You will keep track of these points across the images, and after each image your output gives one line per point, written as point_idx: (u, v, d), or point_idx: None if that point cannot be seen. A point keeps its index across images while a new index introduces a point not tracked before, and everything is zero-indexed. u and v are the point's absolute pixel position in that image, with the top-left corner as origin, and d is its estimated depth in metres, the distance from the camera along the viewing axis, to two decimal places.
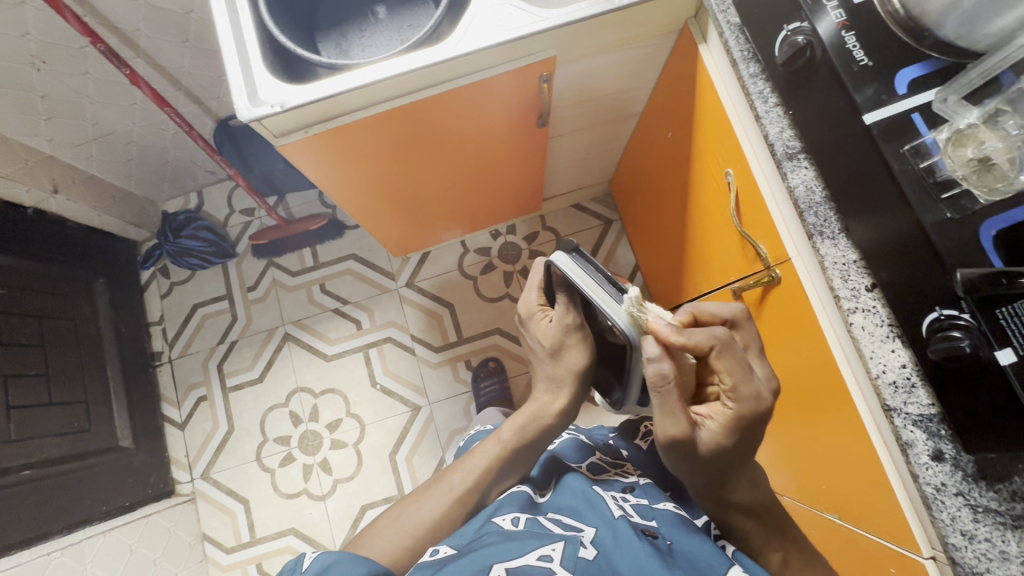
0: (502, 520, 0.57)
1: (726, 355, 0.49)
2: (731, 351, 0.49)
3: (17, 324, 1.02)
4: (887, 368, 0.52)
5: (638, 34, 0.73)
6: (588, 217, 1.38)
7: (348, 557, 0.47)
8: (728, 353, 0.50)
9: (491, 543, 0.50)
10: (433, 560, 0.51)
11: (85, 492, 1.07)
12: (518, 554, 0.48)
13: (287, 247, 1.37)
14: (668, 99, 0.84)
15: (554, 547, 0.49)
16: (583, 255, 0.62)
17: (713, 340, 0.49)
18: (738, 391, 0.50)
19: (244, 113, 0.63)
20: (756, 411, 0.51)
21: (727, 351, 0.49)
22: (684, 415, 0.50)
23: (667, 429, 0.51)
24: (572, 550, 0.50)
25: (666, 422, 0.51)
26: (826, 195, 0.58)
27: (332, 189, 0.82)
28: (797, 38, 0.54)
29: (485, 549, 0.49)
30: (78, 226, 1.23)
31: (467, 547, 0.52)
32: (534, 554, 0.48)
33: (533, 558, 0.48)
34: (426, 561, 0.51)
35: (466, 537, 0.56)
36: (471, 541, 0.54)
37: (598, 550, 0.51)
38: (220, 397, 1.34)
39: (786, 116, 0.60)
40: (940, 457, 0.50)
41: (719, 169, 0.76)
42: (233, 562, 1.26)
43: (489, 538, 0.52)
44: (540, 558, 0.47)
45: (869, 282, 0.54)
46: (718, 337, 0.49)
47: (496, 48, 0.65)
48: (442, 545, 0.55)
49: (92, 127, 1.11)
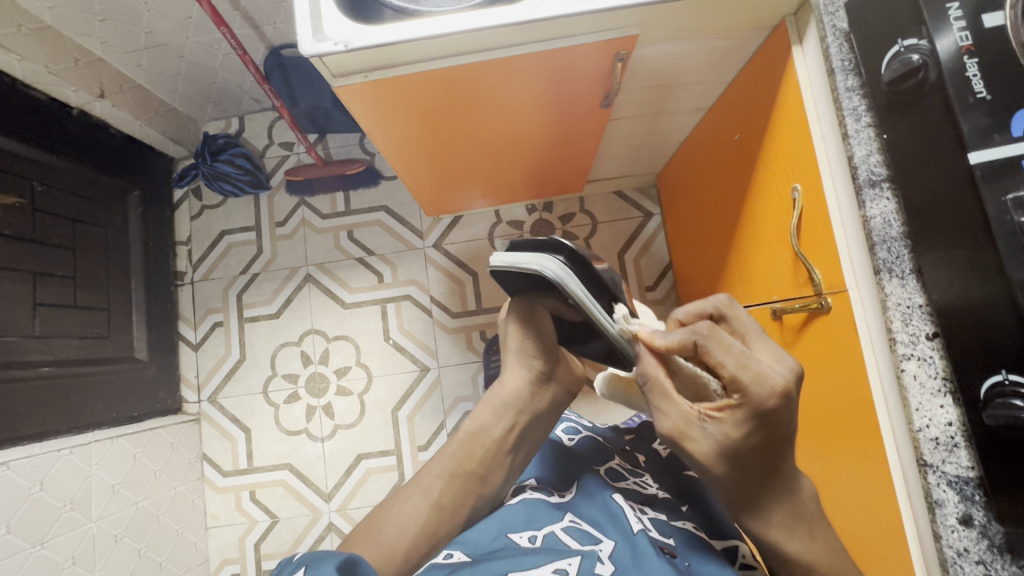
0: (518, 535, 0.57)
1: (713, 343, 0.44)
2: (718, 340, 0.44)
3: (50, 224, 1.03)
4: (931, 424, 0.51)
5: (730, 24, 0.67)
6: (628, 206, 1.34)
7: (329, 551, 0.46)
8: (718, 344, 0.44)
9: (508, 555, 0.52)
10: (447, 562, 0.54)
11: (99, 397, 1.09)
12: (534, 566, 0.49)
13: (321, 188, 1.36)
14: (743, 98, 0.79)
15: (570, 562, 0.50)
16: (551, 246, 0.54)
17: (693, 334, 0.45)
18: (739, 383, 0.43)
19: (306, 47, 0.60)
20: (762, 401, 0.43)
21: (711, 339, 0.44)
22: (677, 409, 0.47)
23: (664, 425, 0.47)
24: (588, 566, 0.51)
25: (665, 422, 0.47)
26: (904, 231, 0.54)
27: (383, 139, 0.80)
28: (911, 55, 0.49)
29: (500, 561, 0.51)
30: (119, 133, 1.23)
31: (482, 556, 0.54)
32: (549, 567, 0.49)
33: (548, 570, 0.49)
34: (441, 563, 0.54)
35: (481, 547, 0.56)
36: (486, 552, 0.55)
37: (615, 567, 0.51)
38: (236, 326, 1.36)
39: (877, 139, 0.55)
40: (969, 522, 0.49)
41: (785, 182, 0.71)
42: (228, 485, 1.30)
43: (506, 552, 0.54)
44: (556, 572, 0.48)
45: (930, 330, 0.51)
46: (700, 331, 0.44)
47: (577, 17, 0.61)
48: (457, 549, 0.57)
49: (144, 36, 1.07)
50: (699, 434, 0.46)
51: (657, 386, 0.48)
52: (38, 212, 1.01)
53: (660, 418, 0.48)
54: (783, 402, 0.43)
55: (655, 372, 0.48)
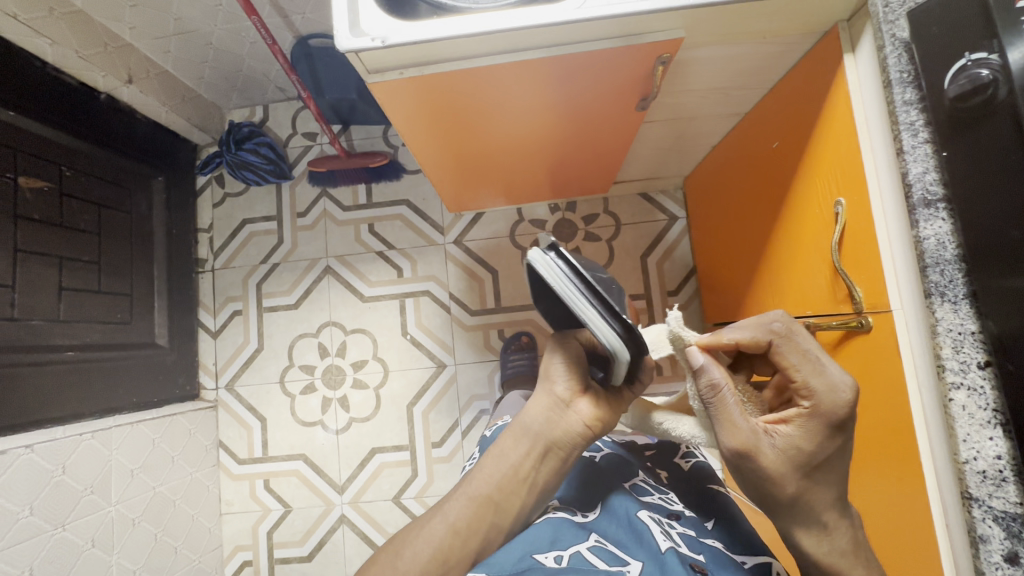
0: (544, 557, 0.55)
1: (789, 346, 0.51)
2: (791, 345, 0.51)
3: (77, 209, 1.03)
4: (979, 456, 0.49)
5: (778, 28, 0.65)
6: (653, 209, 1.31)
7: None
8: (792, 348, 0.51)
9: None
10: None
11: (120, 382, 1.10)
12: None
13: (343, 179, 1.35)
14: (784, 106, 0.77)
15: None
16: (561, 254, 0.54)
17: (769, 334, 0.52)
18: (811, 388, 0.49)
19: (343, 42, 0.58)
20: (835, 409, 0.48)
21: (787, 342, 0.51)
22: (745, 421, 0.50)
23: (733, 438, 0.50)
24: None
25: (731, 435, 0.50)
26: (959, 253, 0.51)
27: (414, 137, 0.79)
28: (979, 70, 0.45)
29: None
30: (145, 119, 1.23)
31: None
32: None
33: None
34: None
35: (505, 570, 0.53)
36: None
37: None
38: (255, 314, 1.36)
39: (934, 155, 0.53)
40: (1014, 561, 0.47)
41: (827, 194, 0.69)
42: (243, 473, 1.31)
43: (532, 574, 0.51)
44: None
45: (982, 359, 0.49)
46: (776, 332, 0.52)
47: (621, 19, 0.59)
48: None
49: (173, 23, 1.05)
50: (766, 448, 0.49)
51: (722, 396, 0.51)
52: (65, 197, 1.01)
53: (726, 431, 0.51)
54: (849, 413, 0.48)
55: (723, 382, 0.51)
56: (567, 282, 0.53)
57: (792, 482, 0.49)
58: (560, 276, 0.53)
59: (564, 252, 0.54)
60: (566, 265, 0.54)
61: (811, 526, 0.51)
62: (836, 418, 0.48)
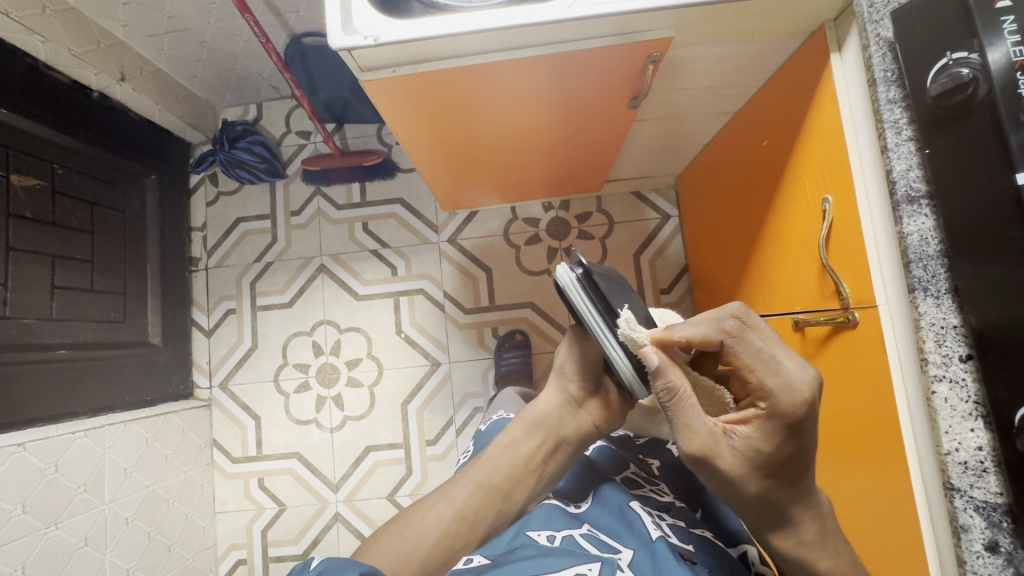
0: (538, 535, 0.60)
1: (741, 345, 0.49)
2: (744, 344, 0.49)
3: (70, 208, 1.03)
4: (960, 448, 0.50)
5: (767, 28, 0.66)
6: (646, 207, 1.32)
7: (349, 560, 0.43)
8: (744, 346, 0.49)
9: (527, 558, 0.53)
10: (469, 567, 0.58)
11: (112, 380, 1.09)
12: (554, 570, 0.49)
13: (337, 178, 1.35)
14: (773, 105, 0.78)
15: (591, 567, 0.50)
16: (593, 282, 0.54)
17: (721, 333, 0.49)
18: (766, 389, 0.48)
19: (335, 40, 0.59)
20: (792, 409, 0.47)
21: (740, 342, 0.49)
22: (703, 425, 0.50)
23: (694, 444, 0.50)
24: (609, 572, 0.50)
25: (691, 440, 0.50)
26: (941, 249, 0.52)
27: (407, 135, 0.79)
28: (961, 70, 0.46)
29: (519, 565, 0.52)
30: (138, 117, 1.23)
31: (502, 557, 0.57)
32: (570, 570, 0.49)
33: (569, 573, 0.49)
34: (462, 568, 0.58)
35: (501, 548, 0.61)
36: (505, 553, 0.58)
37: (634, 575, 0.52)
38: (249, 313, 1.36)
39: (917, 153, 0.54)
40: (994, 549, 0.48)
41: (815, 192, 0.70)
42: (237, 472, 1.31)
43: (526, 553, 0.54)
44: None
45: (964, 352, 0.50)
46: (728, 331, 0.49)
47: (611, 18, 0.59)
48: (478, 554, 0.62)
49: (167, 20, 1.05)
50: (726, 449, 0.50)
51: (679, 401, 0.50)
52: (58, 195, 1.01)
53: (686, 435, 0.50)
54: (808, 411, 0.47)
55: (679, 386, 0.50)
56: (597, 312, 0.54)
57: (779, 472, 0.50)
58: (590, 307, 0.54)
59: (598, 280, 0.54)
60: (599, 295, 0.54)
61: (796, 519, 0.52)
62: (792, 418, 0.47)
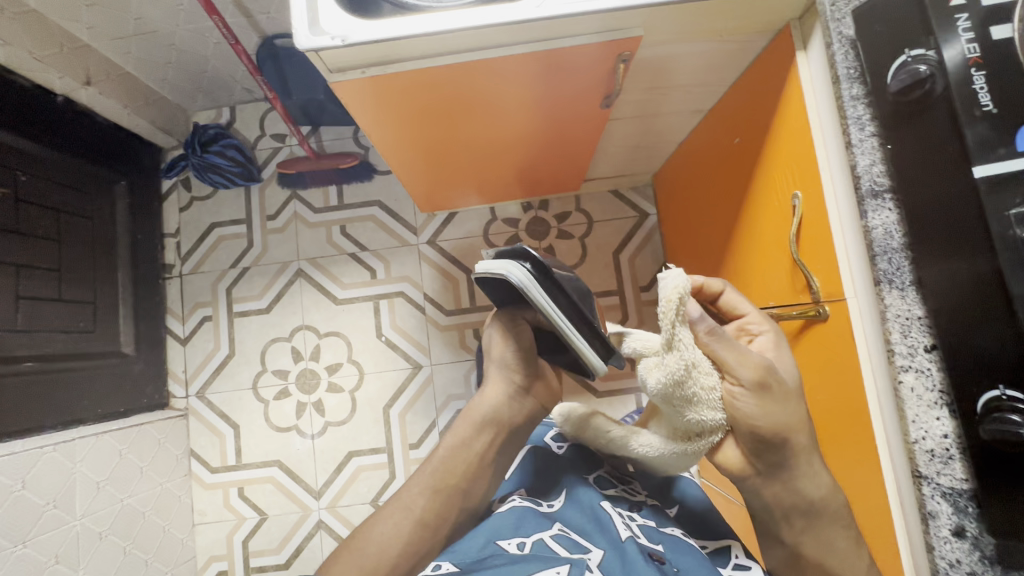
0: (507, 542, 0.58)
1: None
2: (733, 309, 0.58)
3: (35, 216, 1.00)
4: (927, 436, 0.51)
5: (734, 27, 0.66)
6: (624, 206, 1.33)
7: None
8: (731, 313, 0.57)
9: (496, 565, 0.52)
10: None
11: (83, 392, 1.06)
12: None
13: (314, 181, 1.33)
14: (743, 103, 0.79)
15: (559, 571, 0.50)
16: (537, 265, 0.59)
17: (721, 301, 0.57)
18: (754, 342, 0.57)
19: (302, 40, 0.58)
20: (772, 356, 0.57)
21: None
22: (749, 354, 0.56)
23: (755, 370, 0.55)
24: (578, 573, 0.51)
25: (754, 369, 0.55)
26: (905, 242, 0.53)
27: (380, 136, 0.78)
28: (919, 66, 0.47)
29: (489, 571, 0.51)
30: (106, 122, 1.20)
31: (471, 566, 0.55)
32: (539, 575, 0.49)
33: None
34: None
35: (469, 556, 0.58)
36: (474, 561, 0.56)
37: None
38: (226, 320, 1.33)
39: (880, 148, 0.55)
40: (961, 534, 0.49)
41: (785, 188, 0.71)
42: (216, 482, 1.28)
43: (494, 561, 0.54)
44: None
45: (928, 342, 0.51)
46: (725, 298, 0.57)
47: (580, 17, 0.59)
48: (446, 561, 0.58)
49: (133, 22, 1.03)
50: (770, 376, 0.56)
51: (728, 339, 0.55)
52: (21, 203, 0.98)
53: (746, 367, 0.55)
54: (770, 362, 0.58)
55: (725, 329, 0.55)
56: (543, 294, 0.59)
57: None
58: (538, 289, 0.59)
59: (542, 263, 0.59)
60: (543, 277, 0.59)
61: None
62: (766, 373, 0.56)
